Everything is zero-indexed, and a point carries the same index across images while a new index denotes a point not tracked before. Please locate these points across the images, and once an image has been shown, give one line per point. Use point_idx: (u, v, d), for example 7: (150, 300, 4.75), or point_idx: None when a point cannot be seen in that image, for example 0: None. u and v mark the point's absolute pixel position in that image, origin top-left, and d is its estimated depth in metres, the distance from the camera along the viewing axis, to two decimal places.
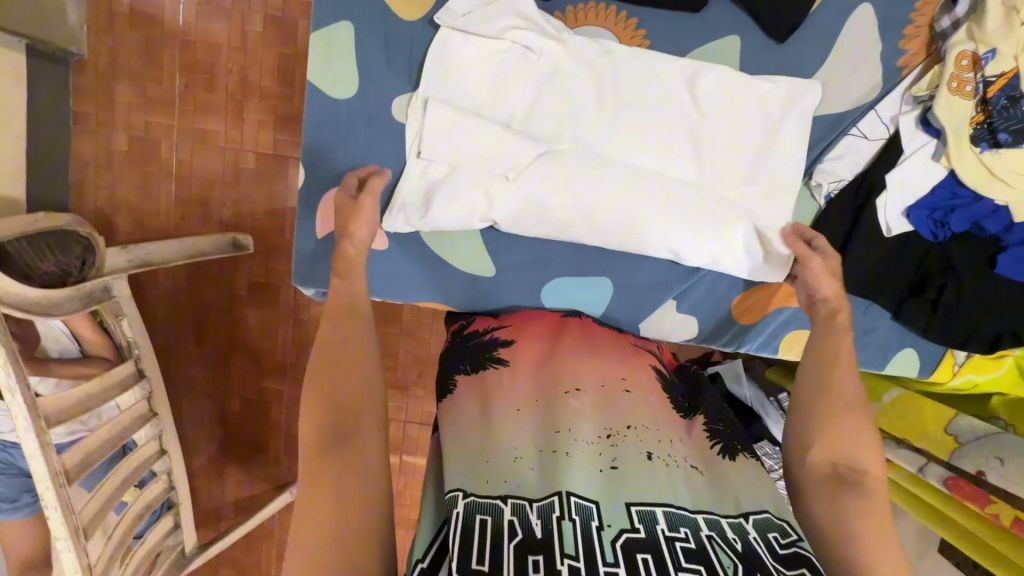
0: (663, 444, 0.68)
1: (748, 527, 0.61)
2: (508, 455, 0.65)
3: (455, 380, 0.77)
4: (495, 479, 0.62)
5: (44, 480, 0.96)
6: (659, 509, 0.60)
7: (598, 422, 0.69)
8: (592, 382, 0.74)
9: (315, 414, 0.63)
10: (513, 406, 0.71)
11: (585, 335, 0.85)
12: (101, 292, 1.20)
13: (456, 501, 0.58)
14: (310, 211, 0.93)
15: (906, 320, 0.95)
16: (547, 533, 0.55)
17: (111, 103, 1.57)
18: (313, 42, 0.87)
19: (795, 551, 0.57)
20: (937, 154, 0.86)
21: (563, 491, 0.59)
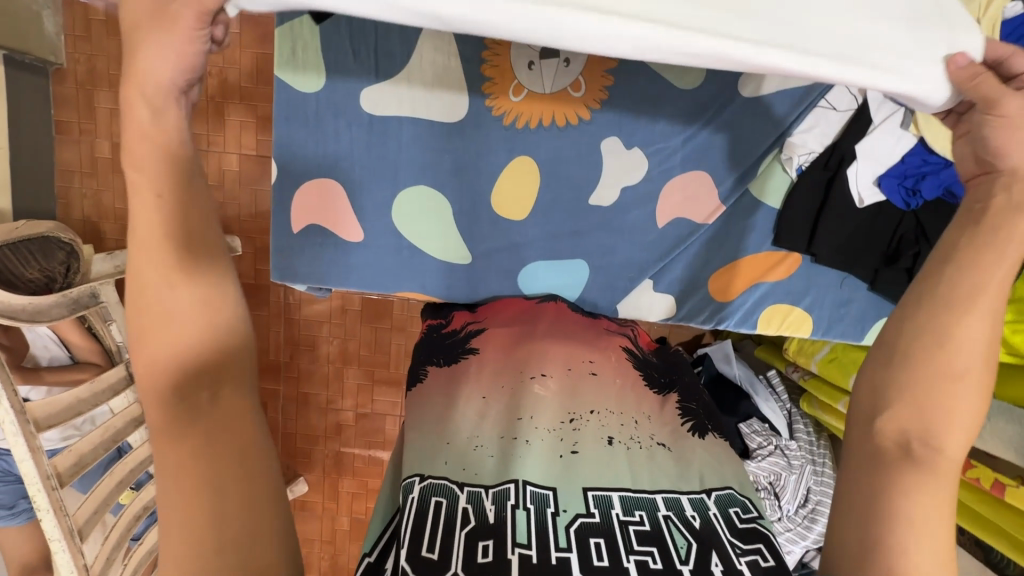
0: (625, 428, 0.71)
1: (709, 503, 0.63)
2: (469, 443, 0.67)
3: (426, 372, 0.77)
4: (455, 463, 0.64)
5: (34, 483, 0.96)
6: (616, 494, 0.62)
7: (559, 407, 0.72)
8: (559, 370, 0.76)
9: (160, 377, 0.43)
10: (478, 394, 0.73)
11: (552, 323, 0.85)
12: (88, 297, 1.21)
13: (413, 486, 0.60)
14: (286, 206, 0.93)
15: (883, 288, 0.94)
16: (500, 518, 0.58)
17: (93, 111, 1.57)
18: (278, 37, 0.88)
19: (752, 526, 0.60)
20: (906, 121, 0.85)
21: (519, 480, 0.62)
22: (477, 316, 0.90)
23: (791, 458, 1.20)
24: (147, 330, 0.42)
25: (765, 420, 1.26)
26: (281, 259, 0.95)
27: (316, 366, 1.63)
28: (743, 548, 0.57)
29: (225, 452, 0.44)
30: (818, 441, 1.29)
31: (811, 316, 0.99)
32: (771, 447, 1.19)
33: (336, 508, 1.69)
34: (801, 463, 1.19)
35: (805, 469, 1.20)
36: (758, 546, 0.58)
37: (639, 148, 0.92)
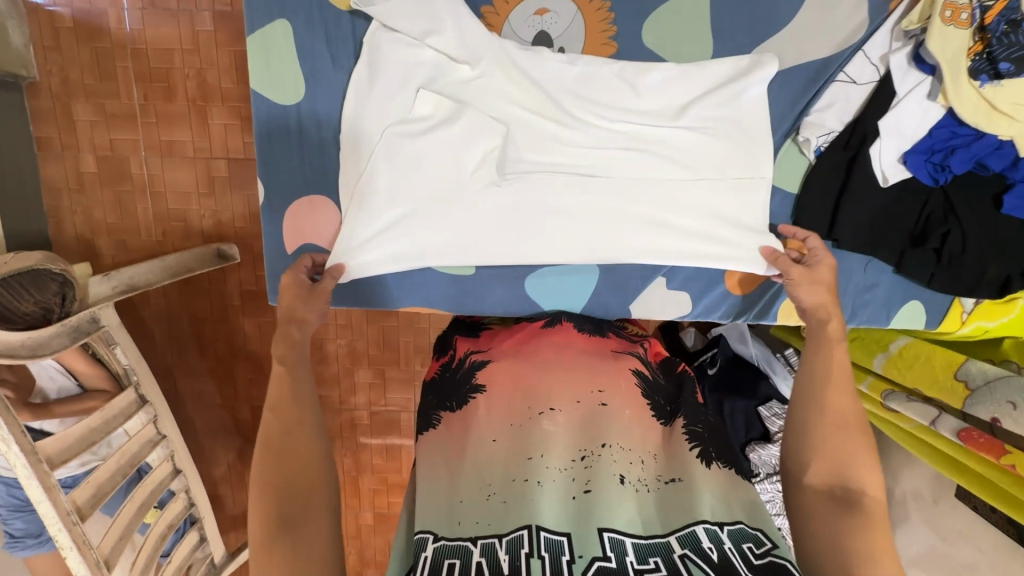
0: (634, 466, 0.68)
1: (723, 536, 0.61)
2: (482, 494, 0.65)
3: (439, 417, 0.76)
4: (468, 521, 0.63)
5: (55, 521, 0.99)
6: (629, 540, 0.61)
7: (569, 444, 0.69)
8: (567, 403, 0.73)
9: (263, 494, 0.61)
10: (488, 437, 0.71)
11: (556, 350, 0.81)
12: (89, 323, 1.19)
13: (425, 544, 0.60)
14: (278, 227, 0.89)
15: (909, 272, 0.90)
16: (515, 570, 0.56)
17: (72, 124, 1.52)
18: (250, 47, 0.82)
19: (770, 561, 0.57)
20: (933, 92, 0.79)
21: (533, 525, 0.61)
22: (481, 345, 0.86)
23: None
24: (264, 471, 0.63)
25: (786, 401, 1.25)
26: (279, 280, 0.91)
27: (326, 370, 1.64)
28: None
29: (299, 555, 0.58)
30: None
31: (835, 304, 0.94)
32: None
33: (359, 504, 1.70)
34: None
35: None
36: None
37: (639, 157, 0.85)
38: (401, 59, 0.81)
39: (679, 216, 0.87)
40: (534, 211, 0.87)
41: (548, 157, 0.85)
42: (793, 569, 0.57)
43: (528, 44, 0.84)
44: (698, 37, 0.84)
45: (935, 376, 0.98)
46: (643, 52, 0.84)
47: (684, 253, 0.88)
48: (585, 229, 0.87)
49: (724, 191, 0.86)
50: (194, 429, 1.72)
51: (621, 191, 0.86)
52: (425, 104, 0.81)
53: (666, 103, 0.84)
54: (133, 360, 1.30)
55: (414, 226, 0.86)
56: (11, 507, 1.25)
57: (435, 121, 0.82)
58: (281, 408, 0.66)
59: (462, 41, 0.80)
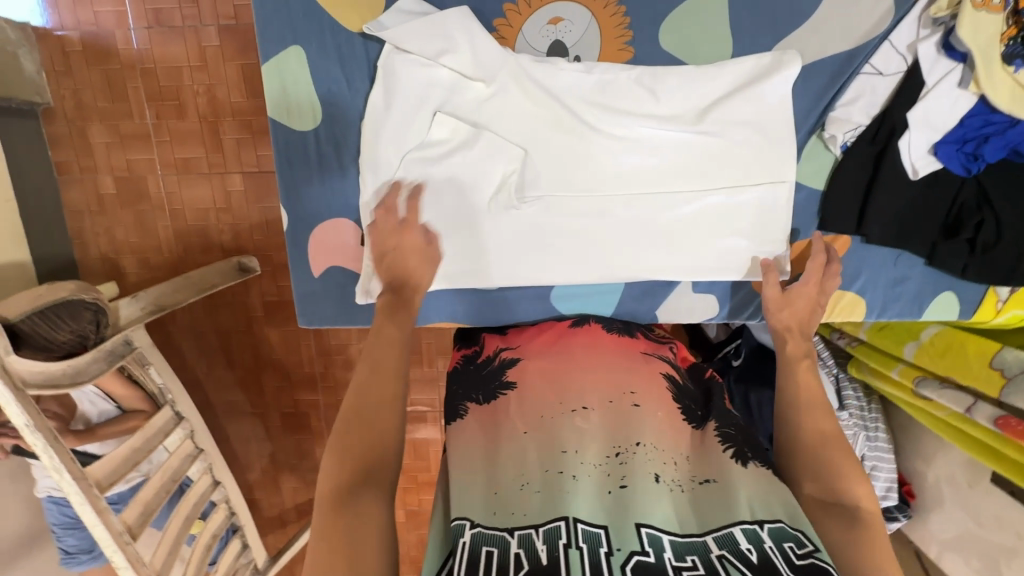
0: (669, 466, 0.68)
1: (763, 535, 0.59)
2: (516, 483, 0.65)
3: (465, 406, 0.77)
4: (503, 511, 0.62)
5: (109, 542, 1.03)
6: (666, 535, 0.60)
7: (605, 440, 0.70)
8: (599, 400, 0.74)
9: (341, 450, 0.61)
10: (519, 429, 0.71)
11: (588, 349, 0.82)
12: (123, 347, 1.22)
13: (463, 531, 0.59)
14: (303, 251, 0.90)
15: (942, 262, 0.88)
16: (553, 559, 0.55)
17: (89, 146, 1.54)
18: (265, 75, 0.82)
19: (813, 562, 0.54)
20: (964, 80, 0.77)
21: (570, 517, 0.60)
22: (511, 341, 0.87)
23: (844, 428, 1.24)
24: (342, 431, 0.63)
25: None
26: (306, 301, 0.92)
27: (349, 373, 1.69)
28: None
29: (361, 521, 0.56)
30: (868, 407, 1.31)
31: (865, 299, 0.93)
32: None
33: None
34: (853, 431, 1.23)
35: (858, 436, 1.24)
36: None
37: (657, 168, 0.85)
38: (414, 81, 0.81)
39: (698, 224, 0.88)
40: (557, 226, 0.88)
41: (565, 172, 0.85)
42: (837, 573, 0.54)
43: (543, 54, 0.83)
44: (716, 37, 0.82)
45: (967, 363, 0.97)
46: (661, 56, 0.83)
47: (704, 261, 0.89)
48: (605, 242, 0.89)
49: (744, 195, 0.86)
50: (227, 437, 1.76)
51: (641, 202, 0.87)
52: (442, 128, 0.82)
53: (685, 108, 0.83)
54: (167, 380, 1.34)
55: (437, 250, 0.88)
56: (63, 525, 1.31)
57: (451, 145, 0.83)
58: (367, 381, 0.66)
59: (477, 59, 0.80)
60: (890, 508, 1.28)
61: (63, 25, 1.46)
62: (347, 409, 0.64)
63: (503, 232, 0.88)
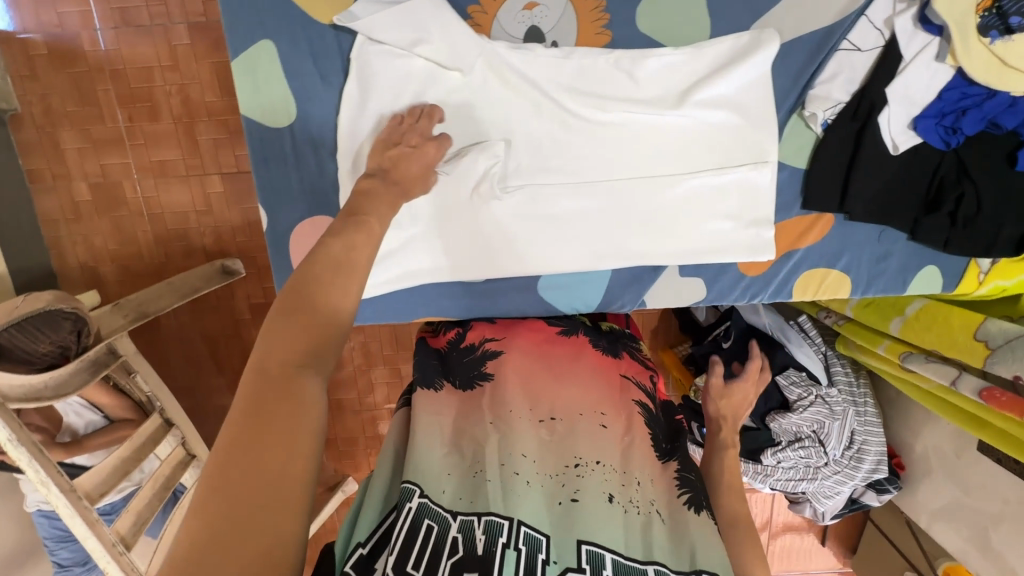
0: (626, 487, 0.66)
1: None
2: (470, 469, 0.66)
3: (439, 385, 0.78)
4: (452, 492, 0.63)
5: (102, 554, 1.01)
6: (609, 554, 0.59)
7: (568, 449, 0.68)
8: (569, 410, 0.73)
9: (282, 324, 0.49)
10: (486, 420, 0.72)
11: (569, 363, 0.80)
12: (107, 356, 1.20)
13: (410, 496, 0.60)
14: (284, 251, 0.88)
15: (924, 237, 0.88)
16: (489, 553, 0.56)
17: (61, 153, 1.50)
18: (236, 72, 0.80)
19: None
20: (941, 53, 0.77)
21: (515, 518, 0.59)
22: (498, 333, 0.87)
23: (834, 404, 1.27)
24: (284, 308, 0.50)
25: (804, 368, 1.29)
26: None
27: None
28: None
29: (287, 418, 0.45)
30: (857, 381, 1.34)
31: (850, 277, 0.93)
32: (811, 397, 1.26)
33: None
34: (843, 407, 1.27)
35: (848, 412, 1.27)
36: None
37: (640, 153, 0.85)
38: (390, 73, 0.79)
39: (682, 208, 0.87)
40: (542, 213, 0.87)
41: (547, 159, 0.85)
42: None
43: (520, 41, 0.81)
44: (694, 19, 0.81)
45: (954, 336, 0.97)
46: (639, 38, 0.81)
47: (690, 245, 0.89)
48: (591, 228, 0.88)
49: (727, 178, 0.86)
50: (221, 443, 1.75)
51: (625, 187, 0.86)
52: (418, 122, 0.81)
53: (665, 92, 0.83)
54: (155, 386, 1.33)
55: (420, 245, 0.88)
56: (56, 538, 1.29)
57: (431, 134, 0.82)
58: (330, 261, 0.54)
59: (452, 47, 0.78)
60: (880, 480, 1.30)
61: (26, 28, 1.41)
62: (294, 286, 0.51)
63: (487, 223, 0.87)
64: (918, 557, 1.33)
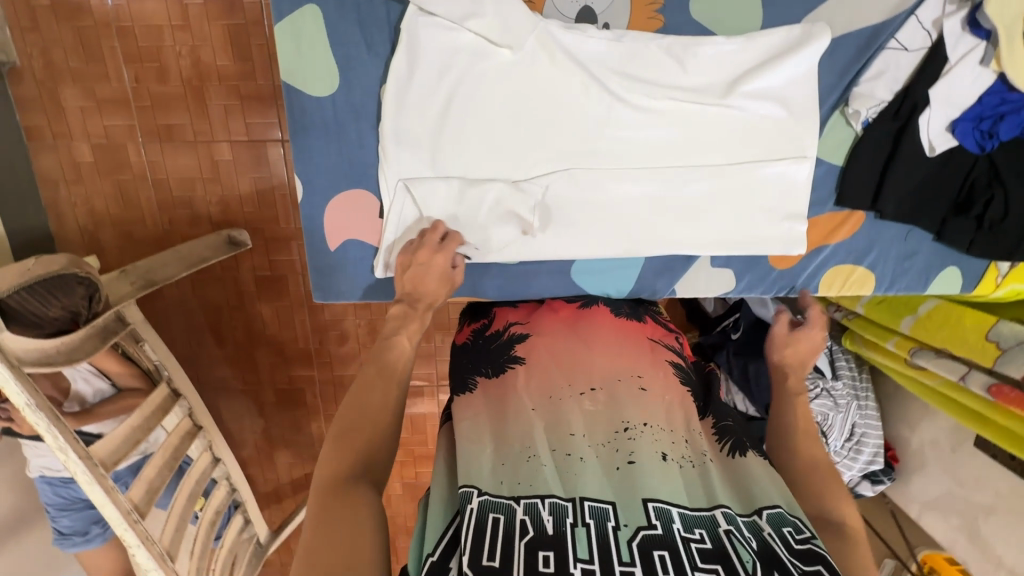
0: (676, 445, 0.70)
1: (762, 524, 0.62)
2: (522, 454, 0.67)
3: (475, 382, 0.79)
4: (510, 480, 0.65)
5: (119, 521, 0.99)
6: (675, 508, 0.62)
7: (612, 417, 0.71)
8: (607, 379, 0.76)
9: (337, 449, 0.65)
10: (527, 404, 0.73)
11: (601, 332, 0.82)
12: (115, 323, 1.20)
13: (470, 498, 0.61)
14: (314, 224, 0.87)
15: (949, 239, 0.91)
16: (559, 532, 0.58)
17: (61, 110, 1.44)
18: (277, 38, 0.78)
19: (811, 548, 0.58)
20: (986, 58, 0.78)
21: (577, 497, 0.62)
22: (524, 316, 0.88)
23: (838, 397, 1.31)
24: (338, 436, 0.66)
25: None
26: (319, 276, 0.90)
27: (344, 347, 1.66)
28: (806, 570, 0.56)
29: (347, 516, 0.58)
30: (859, 375, 1.37)
31: (874, 274, 0.95)
32: (817, 390, 1.29)
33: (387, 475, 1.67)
34: (847, 401, 1.31)
35: (851, 406, 1.31)
36: (820, 568, 0.56)
37: (684, 143, 0.85)
38: (438, 47, 0.78)
39: (719, 198, 0.88)
40: (581, 200, 0.87)
41: (588, 143, 0.84)
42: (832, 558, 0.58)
43: (572, 21, 0.80)
44: (746, 11, 0.81)
45: (965, 334, 1.01)
46: (691, 25, 0.81)
47: (723, 235, 0.90)
48: (628, 216, 0.88)
49: (766, 171, 0.86)
50: (220, 413, 1.74)
51: (664, 175, 0.86)
52: (463, 103, 0.81)
53: (713, 81, 0.82)
54: (162, 356, 1.31)
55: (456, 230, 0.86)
56: (59, 506, 1.27)
57: (476, 111, 0.81)
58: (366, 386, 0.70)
59: (504, 24, 0.77)
60: (875, 471, 1.35)
61: None
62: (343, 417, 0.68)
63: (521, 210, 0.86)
64: (900, 545, 1.38)
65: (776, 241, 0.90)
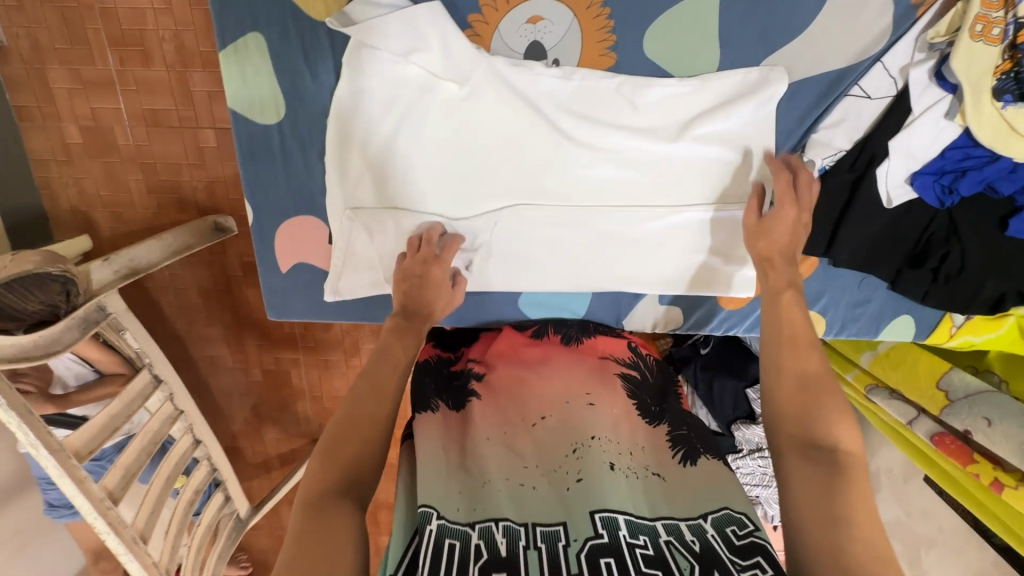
0: (622, 456, 0.73)
1: (706, 527, 0.64)
2: (479, 481, 0.70)
3: (434, 407, 0.79)
4: (466, 507, 0.66)
5: (91, 509, 1.07)
6: (620, 517, 0.64)
7: (564, 437, 0.74)
8: (556, 406, 0.78)
9: (324, 463, 0.61)
10: (483, 436, 0.75)
11: (550, 359, 0.86)
12: (95, 313, 1.22)
13: (429, 519, 0.62)
14: (268, 246, 0.88)
15: (903, 289, 0.90)
16: (511, 553, 0.59)
17: (50, 92, 1.45)
18: (223, 64, 0.77)
19: (751, 540, 0.60)
20: (951, 111, 0.74)
21: (530, 522, 0.64)
22: (482, 354, 0.89)
23: None
24: (328, 449, 0.62)
25: None
26: (274, 295, 0.92)
27: (328, 332, 1.71)
28: (744, 563, 0.57)
29: (333, 539, 0.55)
30: None
31: (825, 316, 0.95)
32: None
33: None
34: None
35: None
36: (758, 557, 0.57)
37: (634, 183, 0.84)
38: (383, 80, 0.77)
39: (671, 237, 0.87)
40: (531, 236, 0.87)
41: (537, 179, 0.84)
42: (772, 547, 0.60)
43: (520, 57, 0.77)
44: (704, 50, 0.77)
45: (919, 379, 1.00)
46: (644, 64, 0.77)
47: (672, 275, 0.90)
48: (577, 253, 0.88)
49: (718, 216, 0.85)
50: (210, 389, 1.82)
51: (613, 215, 0.85)
52: (410, 136, 0.80)
53: (667, 121, 0.80)
54: (144, 343, 1.34)
55: None
56: (47, 480, 1.36)
57: (426, 144, 0.81)
58: (359, 393, 0.66)
59: (449, 59, 0.75)
60: None
61: None
62: (332, 427, 0.64)
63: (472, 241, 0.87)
64: None
65: (730, 285, 0.89)
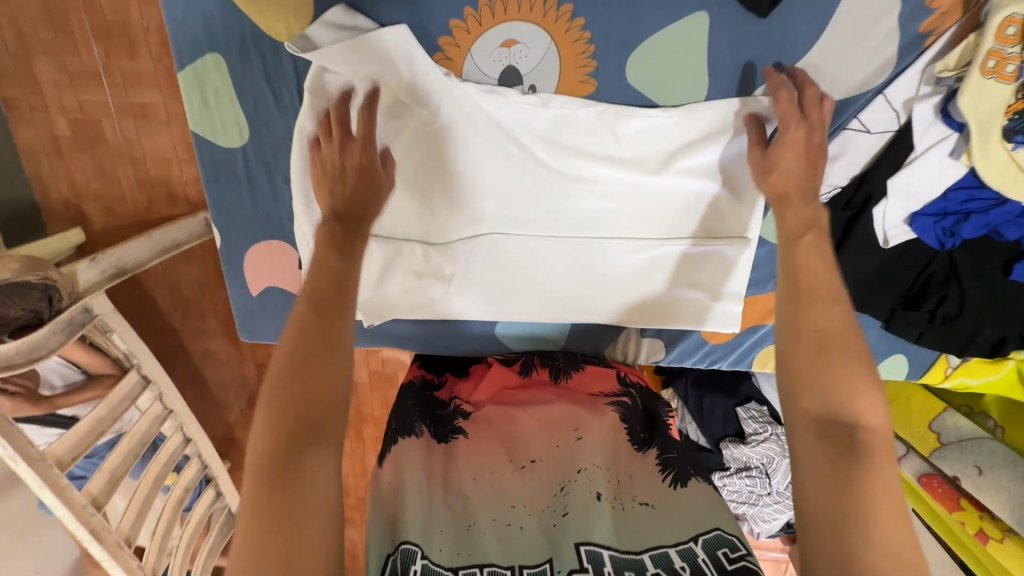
0: (611, 484, 0.67)
1: (697, 550, 0.56)
2: (462, 523, 0.62)
3: (417, 431, 0.73)
4: (451, 549, 0.59)
5: (73, 517, 1.09)
6: (605, 549, 0.58)
7: (551, 480, 0.68)
8: (548, 449, 0.72)
9: (273, 407, 0.49)
10: (468, 476, 0.68)
11: (535, 395, 0.81)
12: (81, 315, 1.11)
13: (412, 557, 0.55)
14: (237, 269, 0.86)
15: (897, 328, 0.84)
16: None
17: (34, 83, 1.25)
18: (183, 86, 0.73)
19: (744, 565, 0.53)
20: (956, 150, 0.68)
21: (517, 565, 0.57)
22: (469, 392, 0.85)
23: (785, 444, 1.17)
24: (278, 385, 0.49)
25: (765, 403, 1.22)
26: (246, 318, 0.91)
27: None
28: None
29: (295, 500, 0.45)
30: None
31: None
32: (766, 433, 1.16)
33: None
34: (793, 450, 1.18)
35: None
36: None
37: (612, 215, 0.80)
38: None
39: (654, 270, 0.83)
40: (507, 266, 0.84)
41: (512, 207, 0.80)
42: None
43: (494, 83, 0.72)
44: (691, 78, 0.71)
45: (911, 418, 0.97)
46: (625, 93, 0.72)
47: (654, 309, 0.86)
48: (555, 282, 0.85)
49: (700, 251, 0.81)
50: (208, 384, 1.72)
51: (591, 245, 0.82)
52: None
53: (648, 153, 0.76)
54: (132, 345, 1.31)
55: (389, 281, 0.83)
56: None
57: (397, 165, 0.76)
58: (313, 316, 0.53)
59: (417, 83, 0.70)
60: None
61: None
62: (281, 358, 0.51)
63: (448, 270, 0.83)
64: None
65: (713, 321, 0.86)
